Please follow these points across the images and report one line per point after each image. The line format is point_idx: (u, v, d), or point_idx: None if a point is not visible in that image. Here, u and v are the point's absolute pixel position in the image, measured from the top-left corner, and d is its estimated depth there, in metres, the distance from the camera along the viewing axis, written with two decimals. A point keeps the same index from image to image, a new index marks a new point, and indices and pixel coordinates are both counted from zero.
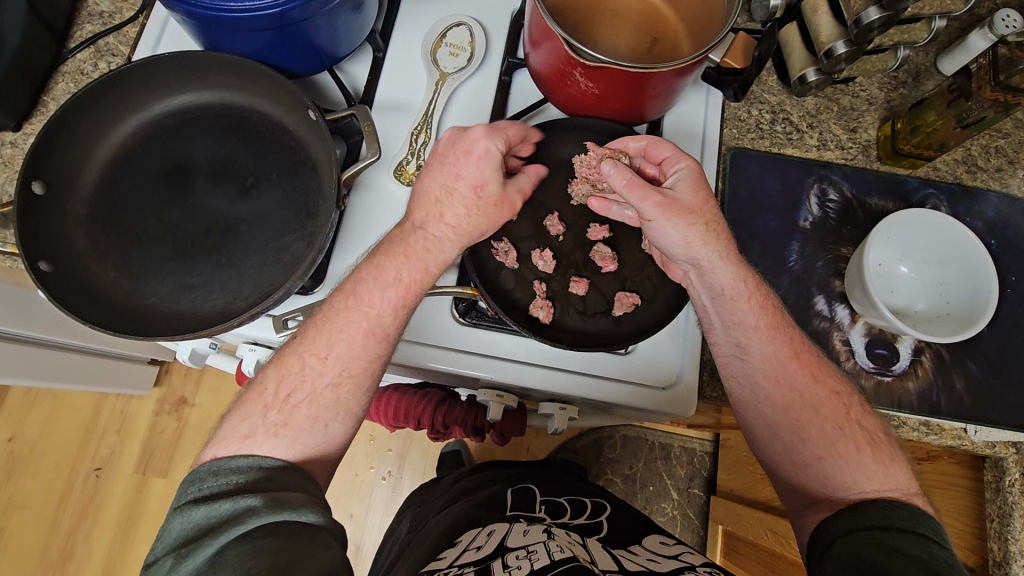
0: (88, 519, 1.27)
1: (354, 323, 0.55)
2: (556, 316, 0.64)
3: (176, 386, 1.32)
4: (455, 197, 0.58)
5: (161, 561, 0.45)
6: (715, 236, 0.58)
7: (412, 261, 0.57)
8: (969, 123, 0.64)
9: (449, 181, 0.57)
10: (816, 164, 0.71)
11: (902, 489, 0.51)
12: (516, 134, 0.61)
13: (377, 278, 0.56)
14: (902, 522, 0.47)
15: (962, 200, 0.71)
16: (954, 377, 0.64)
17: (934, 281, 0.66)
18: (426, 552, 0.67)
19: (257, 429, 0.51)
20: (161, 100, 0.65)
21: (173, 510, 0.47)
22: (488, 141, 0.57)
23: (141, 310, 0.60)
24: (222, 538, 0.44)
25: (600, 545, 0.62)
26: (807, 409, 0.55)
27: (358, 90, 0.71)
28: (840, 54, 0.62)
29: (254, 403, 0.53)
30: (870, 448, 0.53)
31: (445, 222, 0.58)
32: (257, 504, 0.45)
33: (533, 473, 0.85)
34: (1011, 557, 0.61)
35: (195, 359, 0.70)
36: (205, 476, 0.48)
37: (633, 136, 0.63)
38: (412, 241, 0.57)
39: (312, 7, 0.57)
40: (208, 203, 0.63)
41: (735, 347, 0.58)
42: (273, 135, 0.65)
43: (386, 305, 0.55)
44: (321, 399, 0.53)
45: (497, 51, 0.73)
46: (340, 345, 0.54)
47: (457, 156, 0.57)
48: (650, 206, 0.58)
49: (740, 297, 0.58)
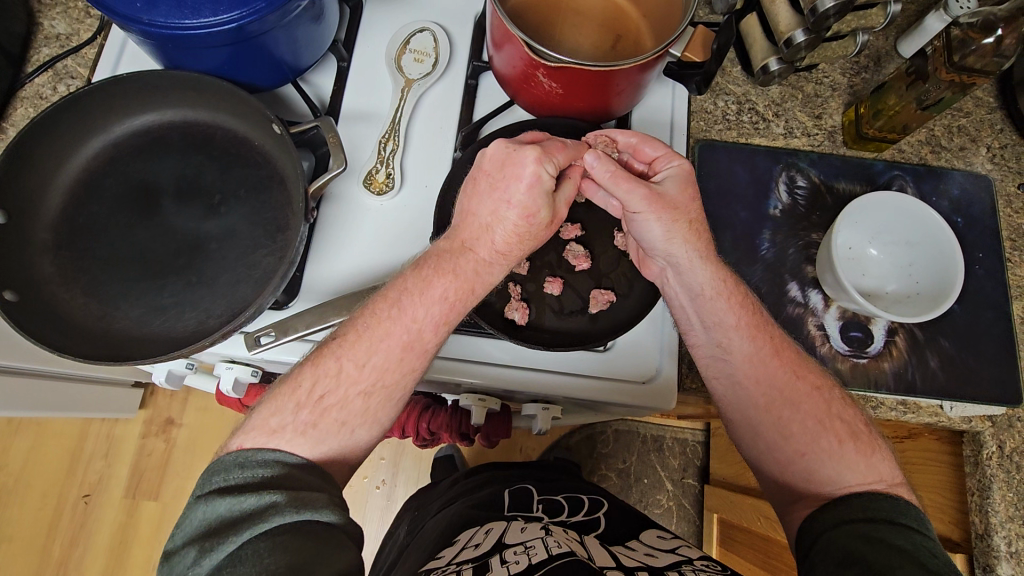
0: (79, 546, 1.25)
1: (395, 335, 0.55)
2: (532, 317, 0.64)
3: (162, 407, 1.31)
4: (504, 223, 0.57)
5: (180, 554, 0.46)
6: (696, 236, 0.59)
7: (459, 281, 0.57)
8: (928, 104, 0.65)
9: (497, 206, 0.57)
10: (783, 153, 0.72)
11: (887, 480, 0.52)
12: (567, 158, 0.58)
13: (424, 293, 0.56)
14: (886, 513, 0.48)
15: (927, 180, 0.72)
16: (928, 355, 0.65)
17: (903, 261, 0.66)
18: (426, 551, 0.67)
19: (287, 425, 0.52)
20: (123, 121, 0.65)
21: (196, 500, 0.48)
22: (538, 167, 0.55)
23: (111, 335, 0.59)
24: (245, 534, 0.45)
25: (598, 543, 0.62)
26: (788, 405, 0.56)
27: (324, 101, 0.71)
28: (800, 42, 0.62)
29: (286, 399, 0.53)
30: (852, 441, 0.54)
31: (493, 247, 0.58)
32: (282, 501, 0.47)
33: (530, 475, 0.85)
34: (992, 529, 0.62)
35: (171, 381, 0.68)
36: (231, 466, 0.50)
37: (622, 131, 0.63)
38: (462, 260, 0.57)
39: (270, 21, 0.57)
40: (175, 222, 0.62)
41: (716, 347, 0.59)
42: (238, 151, 0.64)
43: (431, 323, 0.56)
44: (351, 407, 0.54)
45: (462, 54, 0.73)
46: (378, 354, 0.55)
47: (507, 181, 0.56)
48: (636, 198, 0.57)
49: (720, 296, 0.58)
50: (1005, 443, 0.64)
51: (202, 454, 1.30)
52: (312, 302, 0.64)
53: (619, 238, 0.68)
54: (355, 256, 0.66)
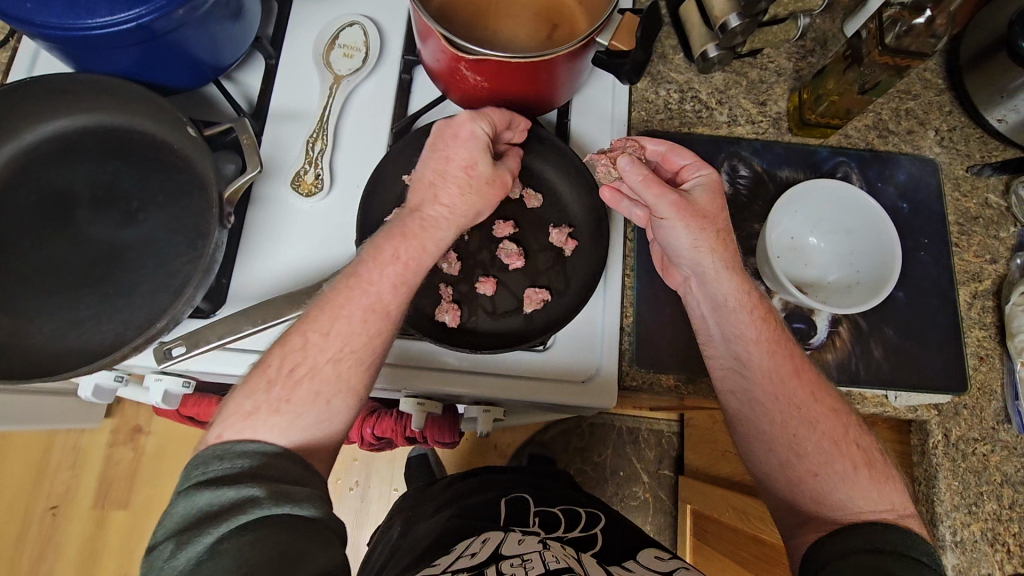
0: (47, 559, 1.23)
1: (355, 300, 0.53)
2: (464, 319, 0.63)
3: (129, 416, 1.29)
4: (447, 177, 0.58)
5: (157, 549, 0.43)
6: (723, 246, 0.57)
7: (408, 240, 0.56)
8: (867, 88, 0.63)
9: (439, 164, 0.58)
10: (725, 141, 0.70)
11: (897, 509, 0.51)
12: (503, 120, 0.61)
13: (375, 258, 0.55)
14: (895, 545, 0.46)
15: (873, 165, 0.70)
16: (872, 344, 0.64)
17: (844, 250, 0.65)
18: (417, 560, 0.64)
19: (260, 406, 0.49)
20: (34, 128, 0.62)
21: (177, 495, 0.45)
22: (475, 126, 0.58)
23: (22, 350, 0.56)
24: (223, 527, 0.41)
25: (595, 562, 0.60)
26: (804, 424, 0.54)
27: (251, 102, 0.69)
28: (735, 27, 0.60)
29: (258, 380, 0.51)
30: (866, 468, 0.52)
31: (440, 203, 0.58)
32: (261, 495, 0.43)
33: (524, 482, 0.83)
34: (938, 518, 0.62)
35: (100, 395, 0.66)
36: (210, 459, 0.46)
37: (651, 139, 0.62)
38: (409, 221, 0.57)
39: (177, 17, 0.54)
40: (92, 231, 0.60)
41: (734, 360, 0.57)
42: (157, 155, 0.62)
43: (388, 284, 0.54)
44: (323, 375, 0.51)
45: (394, 48, 0.71)
46: (341, 321, 0.52)
47: (447, 142, 0.58)
48: (664, 204, 0.56)
49: (743, 308, 0.57)
50: (951, 430, 0.63)
51: (171, 462, 1.28)
52: (240, 308, 0.62)
53: (555, 233, 0.66)
54: (283, 260, 0.63)
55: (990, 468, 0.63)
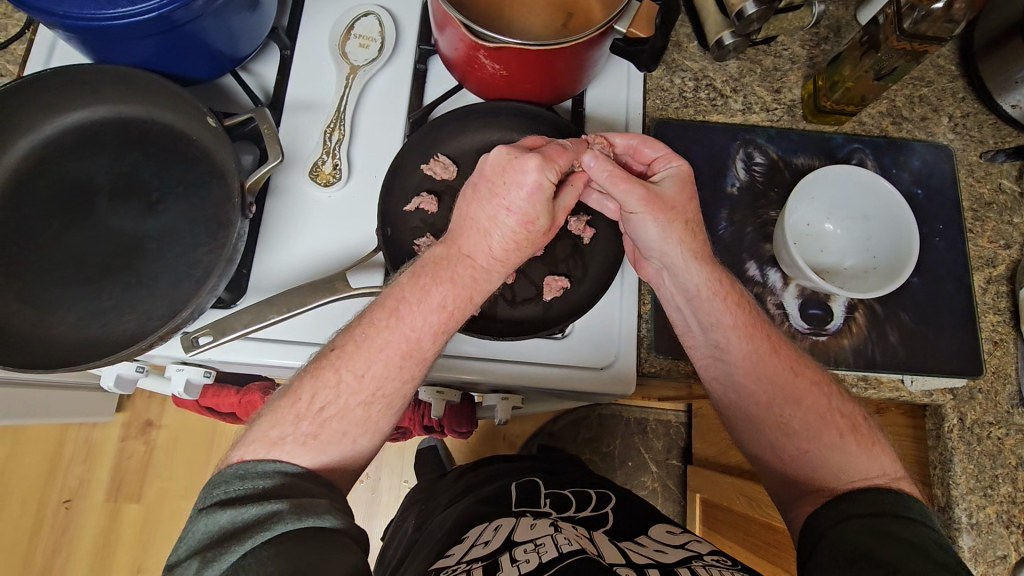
0: (62, 552, 1.24)
1: (393, 342, 0.52)
2: (483, 307, 0.63)
3: (140, 410, 1.29)
4: (503, 228, 0.54)
5: (184, 565, 0.43)
6: (692, 237, 0.58)
7: (457, 289, 0.54)
8: (883, 74, 0.63)
9: (496, 212, 0.54)
10: (740, 129, 0.71)
11: (888, 474, 0.51)
12: (564, 157, 0.55)
13: (421, 301, 0.53)
14: (891, 505, 0.47)
15: (887, 152, 0.71)
16: (888, 329, 0.65)
17: (861, 237, 0.66)
18: (435, 551, 0.65)
19: (287, 437, 0.49)
20: (52, 119, 0.62)
21: (197, 513, 0.45)
22: (541, 175, 0.53)
23: (45, 341, 0.56)
24: (248, 543, 0.42)
25: (607, 539, 0.60)
26: (824, 409, 0.54)
27: (268, 92, 0.69)
28: (751, 14, 0.59)
29: (286, 411, 0.50)
30: (851, 433, 0.53)
31: (490, 252, 0.55)
32: (284, 509, 0.44)
33: (538, 468, 0.83)
34: (954, 501, 0.63)
35: (122, 386, 0.67)
36: (233, 478, 0.47)
37: (621, 133, 0.61)
38: (459, 267, 0.55)
39: (196, 7, 0.54)
40: (113, 222, 0.60)
41: (713, 348, 0.58)
42: (175, 146, 0.62)
43: (428, 330, 0.53)
44: (352, 416, 0.51)
45: (409, 39, 0.71)
46: (378, 364, 0.51)
47: (506, 186, 0.53)
48: (633, 199, 0.55)
49: (716, 297, 0.57)
50: (966, 414, 0.64)
51: (183, 456, 1.29)
52: (261, 297, 0.62)
53: (573, 221, 0.66)
54: (300, 250, 0.64)
55: (1005, 451, 0.63)
